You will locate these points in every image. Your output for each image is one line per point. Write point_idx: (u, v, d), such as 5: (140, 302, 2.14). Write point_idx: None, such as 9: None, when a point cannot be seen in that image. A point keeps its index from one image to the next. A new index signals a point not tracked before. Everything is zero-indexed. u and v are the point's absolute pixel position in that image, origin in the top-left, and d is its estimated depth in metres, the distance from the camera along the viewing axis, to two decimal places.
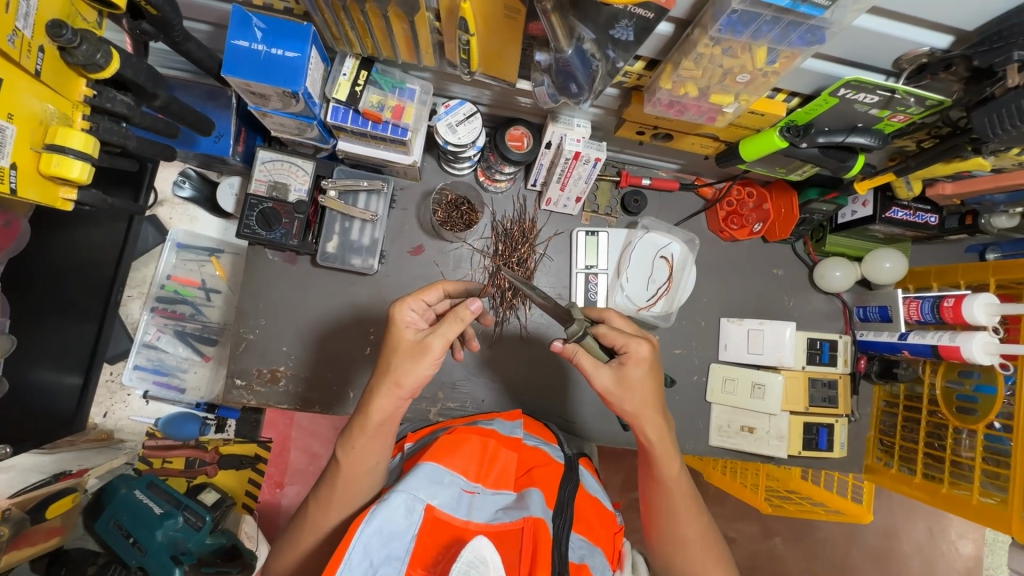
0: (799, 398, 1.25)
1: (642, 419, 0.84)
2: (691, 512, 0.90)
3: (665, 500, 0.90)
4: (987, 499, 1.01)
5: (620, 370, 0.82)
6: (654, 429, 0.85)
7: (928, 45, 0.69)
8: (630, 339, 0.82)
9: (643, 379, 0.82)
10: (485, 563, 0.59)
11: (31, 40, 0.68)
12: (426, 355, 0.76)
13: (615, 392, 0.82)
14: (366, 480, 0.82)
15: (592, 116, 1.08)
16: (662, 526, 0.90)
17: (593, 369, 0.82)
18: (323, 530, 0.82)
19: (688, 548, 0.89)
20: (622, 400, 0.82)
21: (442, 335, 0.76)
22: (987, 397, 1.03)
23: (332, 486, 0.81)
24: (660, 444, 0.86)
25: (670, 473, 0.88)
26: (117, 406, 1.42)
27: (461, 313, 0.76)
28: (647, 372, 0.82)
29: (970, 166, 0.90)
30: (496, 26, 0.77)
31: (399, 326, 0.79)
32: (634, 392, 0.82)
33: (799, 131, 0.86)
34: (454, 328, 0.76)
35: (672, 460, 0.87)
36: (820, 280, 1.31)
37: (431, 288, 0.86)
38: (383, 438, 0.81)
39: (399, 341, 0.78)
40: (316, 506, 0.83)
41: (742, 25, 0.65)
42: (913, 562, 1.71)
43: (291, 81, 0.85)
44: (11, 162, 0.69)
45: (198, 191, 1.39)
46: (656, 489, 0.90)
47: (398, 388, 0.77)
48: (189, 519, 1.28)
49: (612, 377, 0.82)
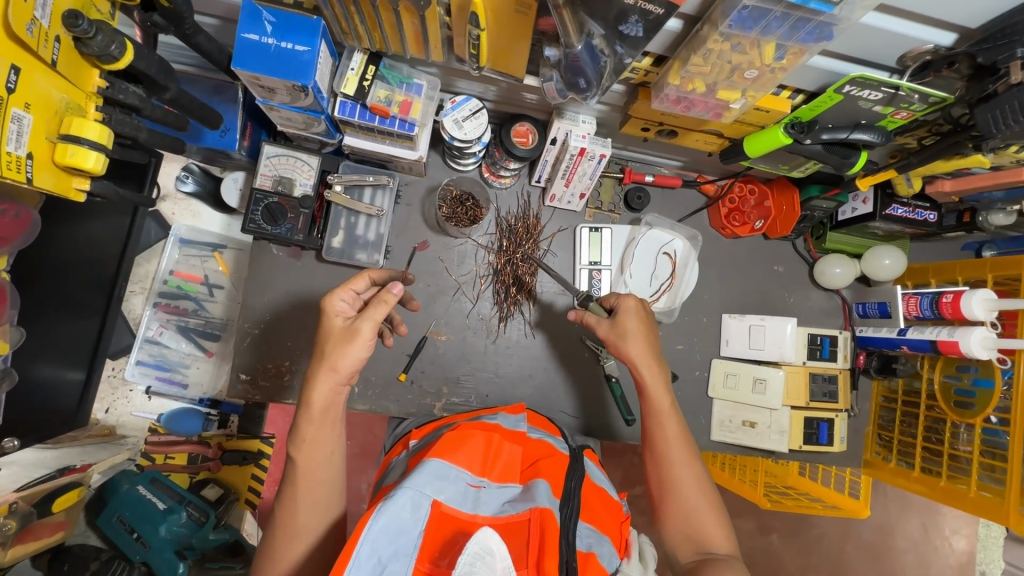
0: (799, 393, 1.27)
1: (637, 359, 0.94)
2: (686, 453, 0.92)
3: (660, 441, 0.92)
4: (985, 492, 1.03)
5: (615, 318, 0.97)
6: (648, 367, 0.94)
7: (933, 43, 0.70)
8: (622, 295, 0.99)
9: (634, 323, 0.95)
10: (492, 554, 0.59)
11: (48, 29, 0.68)
12: (357, 338, 0.80)
13: (612, 338, 0.97)
14: (321, 475, 0.82)
15: (597, 113, 1.09)
16: (660, 471, 0.91)
17: (593, 322, 0.99)
18: (293, 532, 0.80)
19: (687, 492, 0.89)
20: (617, 341, 0.96)
21: (369, 320, 0.80)
22: (984, 392, 1.05)
23: (293, 486, 0.81)
24: (652, 378, 0.94)
25: (660, 409, 0.93)
26: (118, 402, 1.42)
27: (384, 297, 0.80)
28: (640, 318, 0.96)
29: (970, 163, 0.92)
30: (505, 21, 0.78)
31: (329, 317, 0.83)
32: (629, 334, 0.95)
33: (804, 128, 0.87)
34: (380, 311, 0.80)
35: (666, 401, 0.93)
36: (820, 277, 1.33)
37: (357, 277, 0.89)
38: (329, 425, 0.83)
39: (330, 330, 0.82)
40: (282, 509, 0.81)
41: (752, 21, 0.66)
42: (907, 558, 1.74)
43: (301, 75, 0.85)
44: (27, 152, 0.69)
45: (202, 186, 1.38)
46: (654, 431, 0.94)
47: (336, 372, 0.80)
48: (194, 514, 1.31)
49: (610, 325, 0.97)
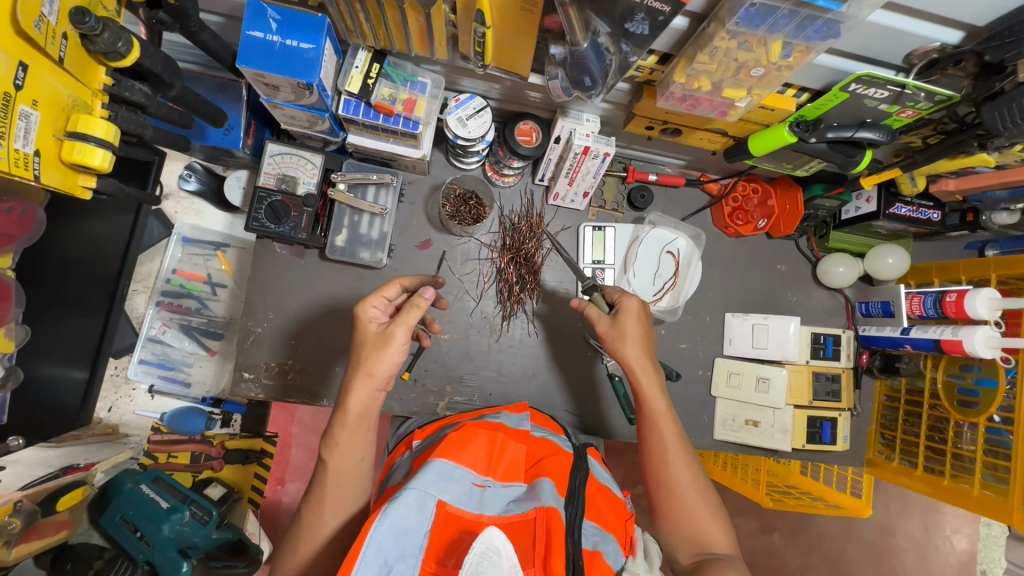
0: (803, 392, 1.27)
1: (634, 363, 0.94)
2: (683, 457, 0.91)
3: (657, 445, 0.92)
4: (988, 491, 1.03)
5: (615, 318, 0.97)
6: (645, 371, 0.93)
7: (939, 41, 0.70)
8: (624, 294, 0.98)
9: (633, 325, 0.95)
10: (499, 553, 0.59)
11: (55, 26, 0.68)
12: (391, 342, 0.80)
13: (611, 336, 0.96)
14: (357, 478, 0.83)
15: (601, 111, 1.09)
16: (657, 476, 0.91)
17: (594, 316, 0.99)
18: (320, 535, 0.81)
19: (688, 497, 0.89)
20: (615, 341, 0.95)
21: (402, 324, 0.81)
22: (988, 390, 1.05)
23: (322, 486, 0.82)
24: (648, 383, 0.93)
25: (657, 412, 0.93)
26: (121, 400, 1.42)
27: (416, 301, 0.81)
28: (639, 320, 0.96)
29: (975, 162, 0.92)
30: (510, 18, 0.78)
31: (363, 323, 0.84)
32: (627, 334, 0.95)
33: (809, 126, 0.87)
34: (413, 315, 0.81)
35: (662, 406, 0.93)
36: (823, 276, 1.33)
37: (390, 284, 0.90)
38: (363, 431, 0.83)
39: (365, 336, 0.83)
40: (309, 510, 0.82)
41: (759, 18, 0.66)
42: (908, 557, 1.74)
43: (306, 73, 0.85)
44: (35, 149, 0.69)
45: (205, 184, 1.37)
46: (650, 435, 0.93)
47: (372, 377, 0.81)
48: (196, 513, 1.28)
49: (610, 324, 0.97)
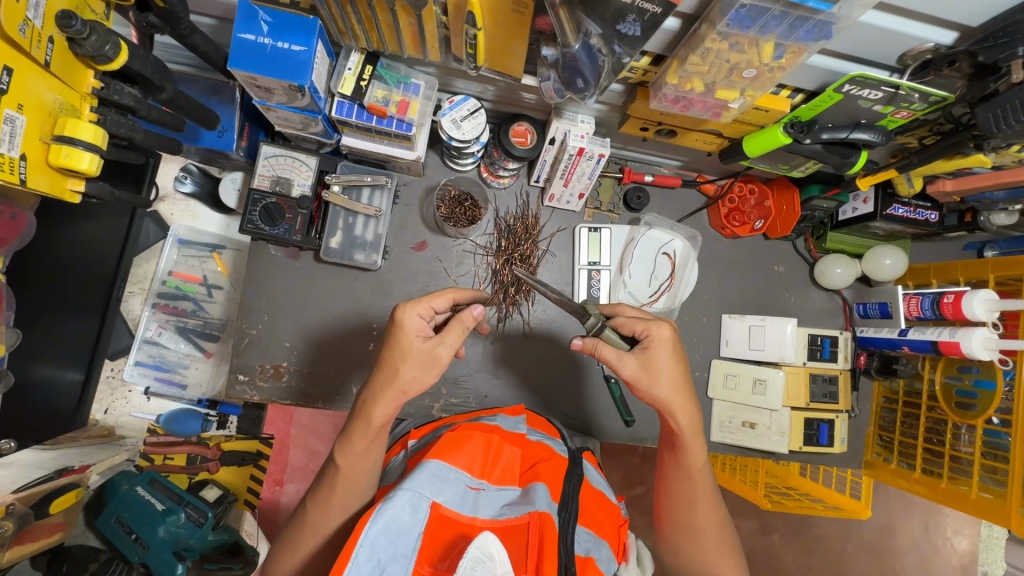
0: (800, 394, 1.26)
1: (673, 406, 0.83)
2: (711, 500, 0.90)
3: (685, 488, 0.90)
4: (986, 494, 1.02)
5: (643, 355, 0.82)
6: (686, 416, 0.84)
7: (933, 41, 0.70)
8: (650, 323, 0.84)
9: (668, 363, 0.82)
10: (492, 558, 0.58)
11: (41, 30, 0.68)
12: (435, 365, 0.79)
13: (641, 379, 0.82)
14: (365, 482, 0.83)
15: (596, 112, 1.08)
16: (682, 513, 0.91)
17: (616, 359, 0.82)
18: (323, 532, 0.82)
19: (699, 528, 0.90)
20: (650, 386, 0.82)
21: (448, 345, 0.80)
22: (985, 393, 1.04)
23: (331, 485, 0.81)
24: (689, 430, 0.85)
25: (695, 461, 0.88)
26: (117, 402, 1.43)
27: (464, 319, 0.80)
28: (672, 354, 0.83)
29: (971, 162, 0.91)
30: (503, 19, 0.77)
31: (407, 333, 0.79)
32: (662, 377, 0.82)
33: (803, 127, 0.86)
34: (459, 334, 0.80)
35: (698, 448, 0.87)
36: (820, 277, 1.32)
37: (439, 295, 0.85)
38: (380, 438, 0.81)
39: (407, 347, 0.79)
40: (314, 507, 0.83)
41: (751, 19, 0.66)
42: (910, 559, 1.73)
43: (297, 75, 0.85)
44: (21, 153, 0.69)
45: (200, 186, 1.39)
46: (678, 475, 0.90)
47: (402, 394, 0.79)
48: (191, 515, 1.28)
49: (637, 362, 0.82)
